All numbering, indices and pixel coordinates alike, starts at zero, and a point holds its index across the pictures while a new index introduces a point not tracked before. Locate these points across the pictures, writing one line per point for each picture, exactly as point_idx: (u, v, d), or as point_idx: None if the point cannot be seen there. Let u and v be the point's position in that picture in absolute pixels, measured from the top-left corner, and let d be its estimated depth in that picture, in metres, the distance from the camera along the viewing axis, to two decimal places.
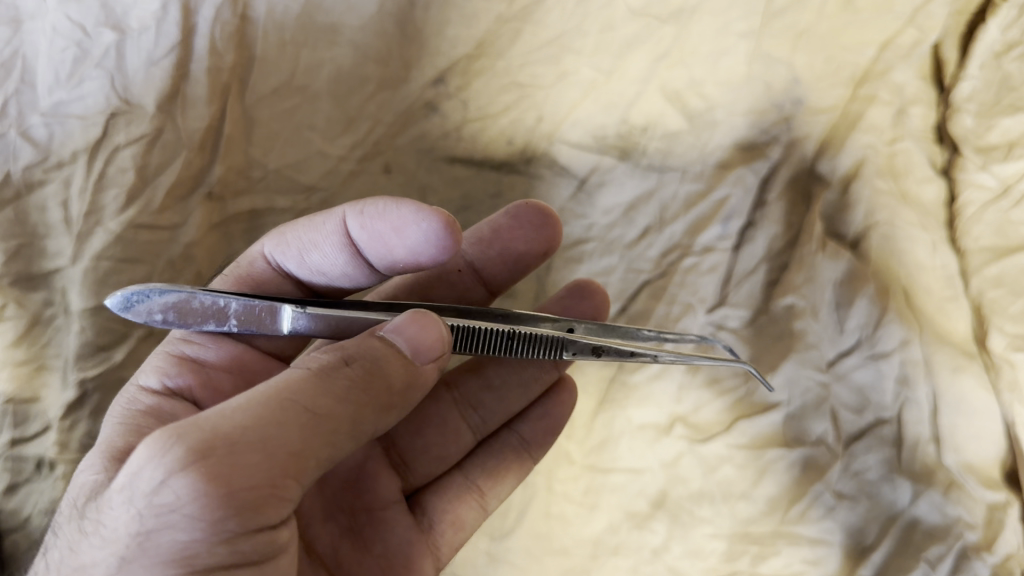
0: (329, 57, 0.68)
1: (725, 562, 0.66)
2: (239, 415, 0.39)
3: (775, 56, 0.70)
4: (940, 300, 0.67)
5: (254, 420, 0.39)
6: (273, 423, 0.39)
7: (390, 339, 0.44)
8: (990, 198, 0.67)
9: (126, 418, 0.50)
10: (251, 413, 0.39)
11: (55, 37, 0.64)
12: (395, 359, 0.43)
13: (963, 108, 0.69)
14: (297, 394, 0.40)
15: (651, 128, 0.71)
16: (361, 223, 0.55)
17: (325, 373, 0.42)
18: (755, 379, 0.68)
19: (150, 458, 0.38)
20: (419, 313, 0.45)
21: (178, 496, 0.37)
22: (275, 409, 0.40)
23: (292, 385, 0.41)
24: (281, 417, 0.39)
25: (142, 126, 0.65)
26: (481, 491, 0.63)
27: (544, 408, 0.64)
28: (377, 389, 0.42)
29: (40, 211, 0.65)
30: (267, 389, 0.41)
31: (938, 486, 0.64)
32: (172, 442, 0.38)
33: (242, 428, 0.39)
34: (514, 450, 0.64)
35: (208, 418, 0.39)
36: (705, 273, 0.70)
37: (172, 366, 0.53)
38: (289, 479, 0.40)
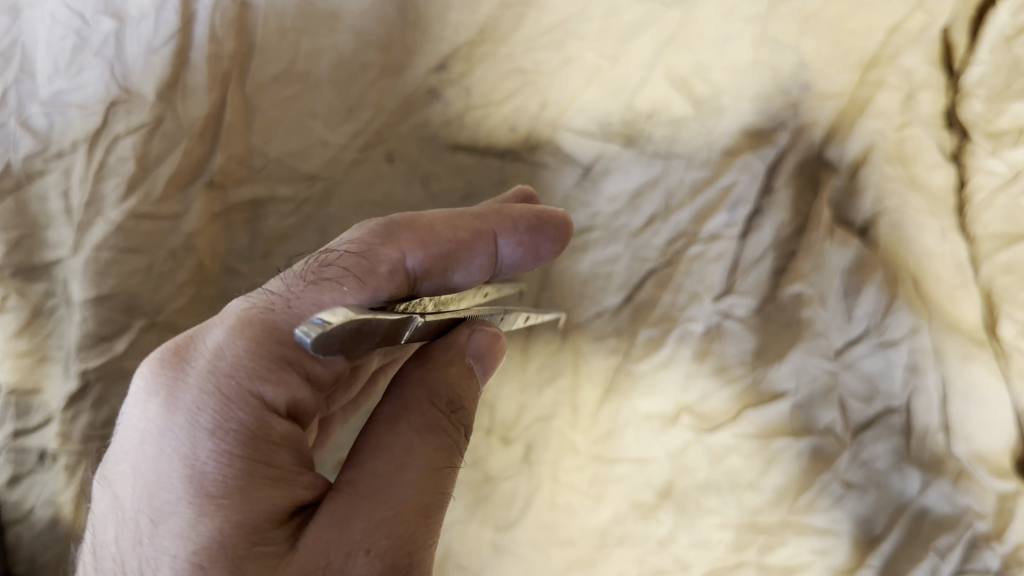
0: (330, 44, 0.68)
1: (731, 552, 0.66)
2: (422, 514, 0.44)
3: (782, 41, 0.69)
4: (949, 287, 0.66)
5: (434, 515, 0.44)
6: (440, 512, 0.45)
7: (476, 370, 0.48)
8: (1001, 183, 0.67)
9: (238, 447, 0.43)
10: (426, 511, 0.44)
11: (54, 25, 0.64)
12: (477, 391, 0.48)
13: (973, 93, 0.68)
14: (449, 475, 0.46)
15: (656, 114, 0.70)
16: (518, 240, 0.57)
17: (456, 444, 0.46)
18: (762, 367, 0.67)
19: (371, 574, 0.42)
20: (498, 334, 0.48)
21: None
22: (438, 493, 0.45)
23: (441, 466, 0.45)
24: (441, 504, 0.45)
25: (142, 115, 0.64)
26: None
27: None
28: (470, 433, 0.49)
29: (41, 202, 0.64)
30: (427, 474, 0.44)
31: (948, 475, 0.63)
32: (397, 564, 0.42)
33: (426, 527, 0.44)
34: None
35: (407, 526, 0.43)
36: (712, 261, 0.69)
37: (299, 386, 0.46)
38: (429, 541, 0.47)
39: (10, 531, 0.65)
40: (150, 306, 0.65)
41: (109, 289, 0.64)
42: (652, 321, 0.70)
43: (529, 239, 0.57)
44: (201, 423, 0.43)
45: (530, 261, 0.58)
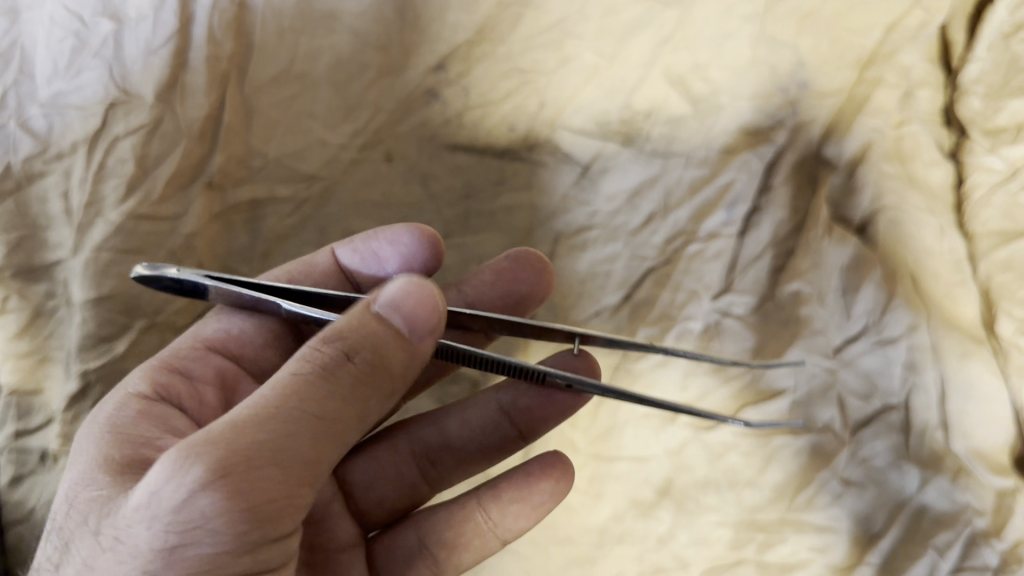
0: (328, 44, 0.68)
1: (730, 550, 0.65)
2: (252, 428, 0.40)
3: (780, 40, 0.69)
4: (947, 284, 0.66)
5: (273, 435, 0.40)
6: (287, 436, 0.40)
7: (385, 317, 0.43)
8: (999, 180, 0.67)
9: (113, 428, 0.48)
10: (263, 427, 0.40)
11: (53, 27, 0.64)
12: (396, 344, 0.43)
13: (971, 90, 0.68)
14: (308, 403, 0.41)
15: (655, 113, 0.70)
16: (351, 248, 0.61)
17: (329, 372, 0.42)
18: (761, 364, 0.68)
19: (172, 474, 0.38)
20: (414, 283, 0.44)
21: (207, 512, 0.38)
22: (282, 414, 0.40)
23: (298, 389, 0.41)
24: (292, 431, 0.40)
25: (140, 116, 0.64)
26: (434, 558, 0.60)
27: (520, 488, 0.58)
28: (378, 379, 0.43)
29: (41, 203, 0.64)
30: (273, 392, 0.41)
31: (947, 472, 0.63)
32: (189, 464, 0.38)
33: (262, 443, 0.40)
34: (541, 509, 0.59)
35: (221, 433, 0.39)
36: (710, 259, 0.70)
37: (162, 372, 0.55)
38: (303, 486, 0.42)
39: (11, 532, 0.64)
40: (150, 307, 0.65)
41: (109, 290, 0.64)
42: (651, 320, 0.70)
43: (363, 247, 0.61)
44: (92, 419, 0.50)
45: (376, 268, 0.61)
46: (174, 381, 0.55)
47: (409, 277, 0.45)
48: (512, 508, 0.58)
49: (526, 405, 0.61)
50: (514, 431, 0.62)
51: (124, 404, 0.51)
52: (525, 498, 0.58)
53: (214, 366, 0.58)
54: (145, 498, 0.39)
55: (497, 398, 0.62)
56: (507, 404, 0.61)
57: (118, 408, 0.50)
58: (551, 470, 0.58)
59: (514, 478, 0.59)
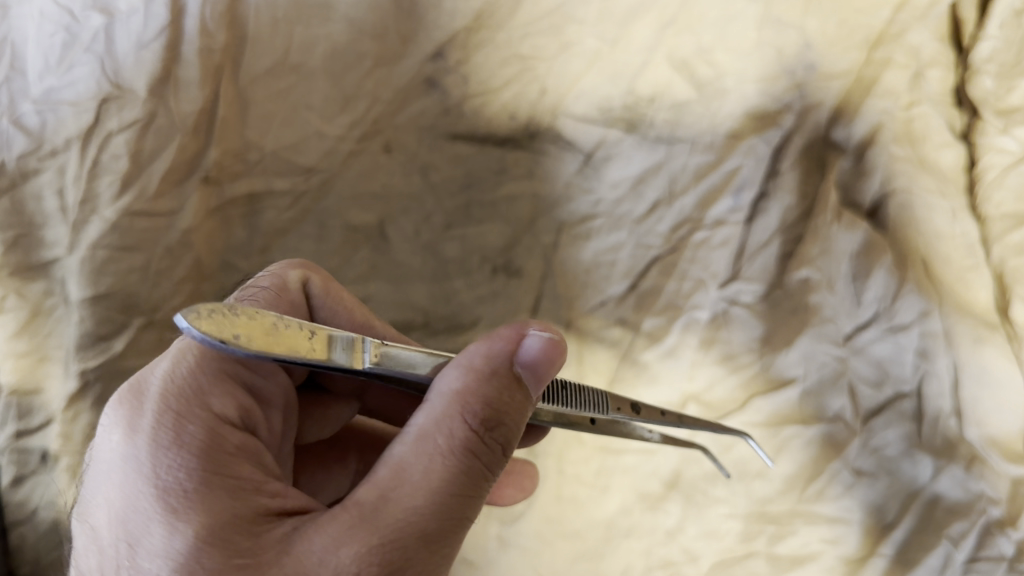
0: (324, 33, 0.67)
1: (741, 542, 0.64)
2: (439, 540, 0.39)
3: (786, 21, 0.68)
4: (960, 269, 0.64)
5: (451, 532, 0.40)
6: (459, 529, 0.40)
7: (526, 382, 0.43)
8: (1012, 162, 0.65)
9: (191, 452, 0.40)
10: (444, 533, 0.40)
11: (43, 22, 0.63)
12: (527, 409, 0.43)
13: (982, 70, 0.66)
14: (473, 493, 0.41)
15: (658, 99, 0.69)
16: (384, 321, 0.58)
17: (489, 466, 0.41)
18: (770, 354, 0.67)
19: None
20: (551, 341, 0.43)
21: None
22: (454, 518, 0.40)
23: (470, 487, 0.40)
24: (461, 525, 0.40)
25: (134, 111, 0.63)
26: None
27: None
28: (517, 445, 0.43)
29: (36, 201, 0.63)
30: (445, 490, 0.40)
31: (961, 461, 0.61)
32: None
33: (438, 543, 0.39)
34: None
35: (409, 540, 0.39)
36: (717, 247, 0.68)
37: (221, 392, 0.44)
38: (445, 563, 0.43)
39: (11, 533, 0.64)
40: (148, 304, 0.64)
41: (107, 287, 0.63)
42: (657, 309, 0.69)
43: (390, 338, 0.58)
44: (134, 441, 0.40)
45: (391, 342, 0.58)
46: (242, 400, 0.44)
47: (545, 332, 0.44)
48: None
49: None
50: None
51: (215, 434, 0.42)
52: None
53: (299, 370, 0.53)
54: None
55: None
56: None
57: (174, 440, 0.41)
58: None
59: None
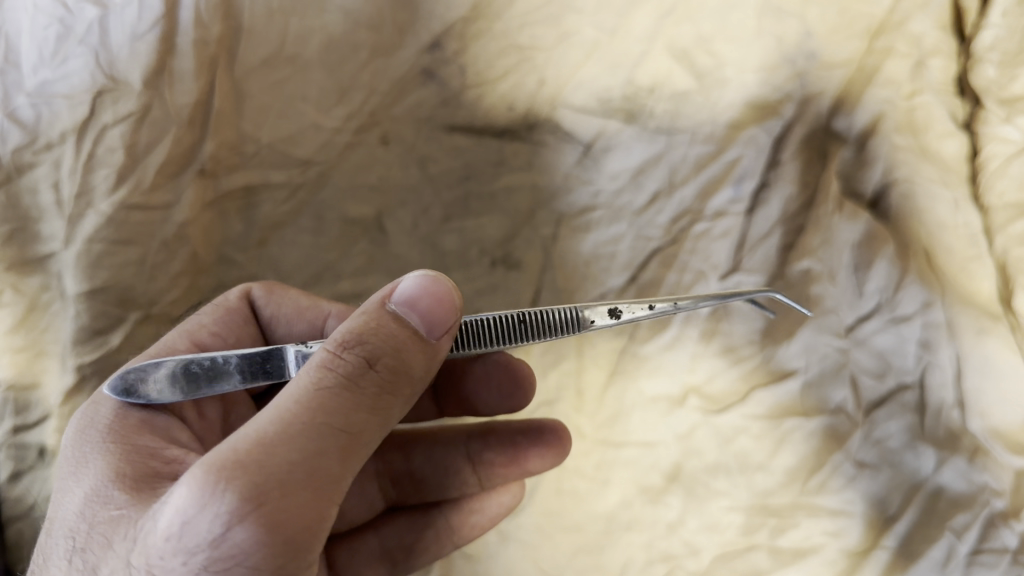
0: (320, 24, 0.66)
1: (742, 535, 0.63)
2: (294, 469, 0.38)
3: (786, 10, 0.68)
4: (962, 259, 0.64)
5: (301, 453, 0.38)
6: (316, 454, 0.39)
7: (403, 317, 0.42)
8: (1015, 151, 0.64)
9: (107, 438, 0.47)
10: (293, 444, 0.38)
11: (38, 14, 0.63)
12: (413, 344, 0.42)
13: (985, 58, 0.66)
14: (328, 413, 0.40)
15: (658, 89, 0.69)
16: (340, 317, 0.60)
17: (352, 383, 0.40)
18: (771, 346, 0.66)
19: (203, 506, 0.37)
20: (429, 278, 0.42)
21: (243, 545, 0.37)
22: (310, 441, 0.39)
23: (325, 405, 0.40)
24: (320, 449, 0.39)
25: (129, 104, 0.63)
26: (393, 562, 0.63)
27: (482, 499, 0.63)
28: (406, 377, 0.42)
29: (32, 194, 0.63)
30: (295, 410, 0.39)
31: (963, 453, 0.61)
32: (223, 487, 0.37)
33: (286, 465, 0.38)
34: (495, 519, 0.63)
35: (245, 452, 0.38)
36: (717, 238, 0.68)
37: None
38: (333, 502, 0.40)
39: (11, 529, 0.63)
40: (145, 298, 0.64)
41: (104, 281, 0.63)
42: None
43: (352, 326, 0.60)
44: (82, 429, 0.49)
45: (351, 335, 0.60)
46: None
47: (424, 272, 0.43)
48: (473, 517, 0.63)
49: (492, 459, 0.63)
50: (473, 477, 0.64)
51: (121, 414, 0.48)
52: (485, 508, 0.63)
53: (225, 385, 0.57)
54: (175, 527, 0.38)
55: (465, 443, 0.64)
56: (473, 449, 0.64)
57: (108, 423, 0.48)
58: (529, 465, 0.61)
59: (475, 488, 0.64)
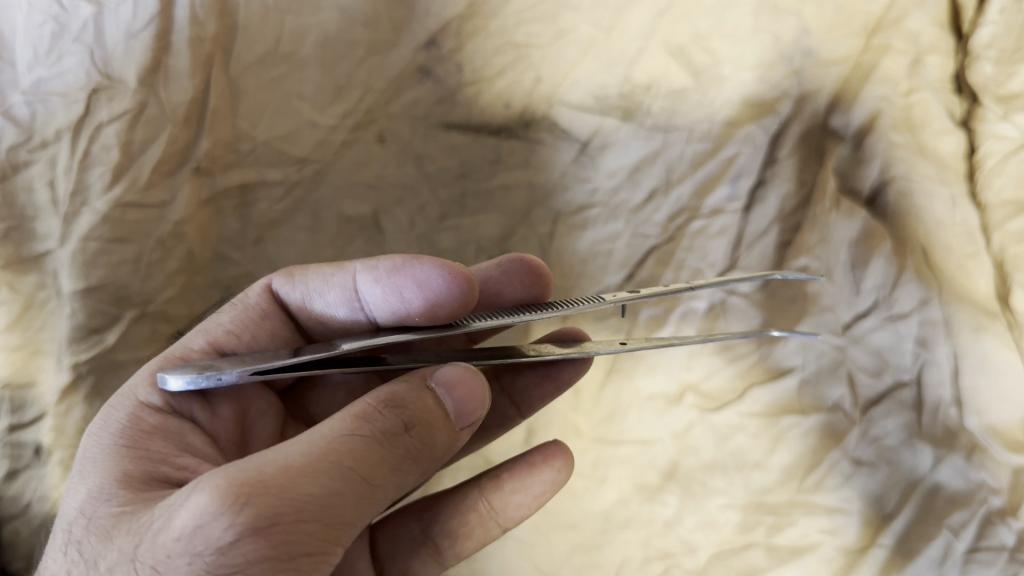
0: (315, 22, 0.66)
1: (739, 534, 0.63)
2: (314, 501, 0.38)
3: (783, 7, 0.68)
4: (959, 257, 0.64)
5: (322, 488, 0.38)
6: (335, 492, 0.39)
7: (440, 397, 0.43)
8: (1013, 148, 0.65)
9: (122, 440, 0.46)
10: (313, 478, 0.38)
11: (32, 12, 0.62)
12: (442, 422, 0.43)
13: (983, 55, 0.67)
14: (355, 460, 0.39)
15: (655, 86, 0.69)
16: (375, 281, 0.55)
17: (384, 439, 0.41)
18: (768, 344, 0.66)
19: (215, 515, 0.36)
20: (468, 372, 0.44)
21: (246, 561, 0.36)
22: (334, 478, 0.39)
23: (353, 450, 0.40)
24: (340, 488, 0.39)
25: (124, 102, 0.62)
26: (439, 549, 0.58)
27: (521, 479, 0.57)
28: (428, 451, 0.43)
29: (27, 192, 0.62)
30: (325, 447, 0.39)
31: (961, 450, 0.61)
32: (240, 502, 0.36)
33: (305, 496, 0.38)
34: (541, 499, 0.58)
35: (270, 474, 0.38)
36: (714, 236, 0.68)
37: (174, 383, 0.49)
38: (337, 547, 0.39)
39: (6, 527, 0.62)
40: (140, 296, 0.63)
41: (99, 280, 0.62)
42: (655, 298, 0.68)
43: (388, 280, 0.55)
44: (102, 428, 0.48)
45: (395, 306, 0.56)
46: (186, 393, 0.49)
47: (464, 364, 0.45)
48: (514, 498, 0.57)
49: (525, 382, 0.61)
50: (513, 409, 0.62)
51: (135, 416, 0.47)
52: (528, 488, 0.57)
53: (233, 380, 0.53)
54: (185, 530, 0.37)
55: (500, 382, 0.62)
56: (507, 383, 0.62)
57: (130, 424, 0.47)
58: (552, 459, 0.57)
59: (515, 466, 0.58)
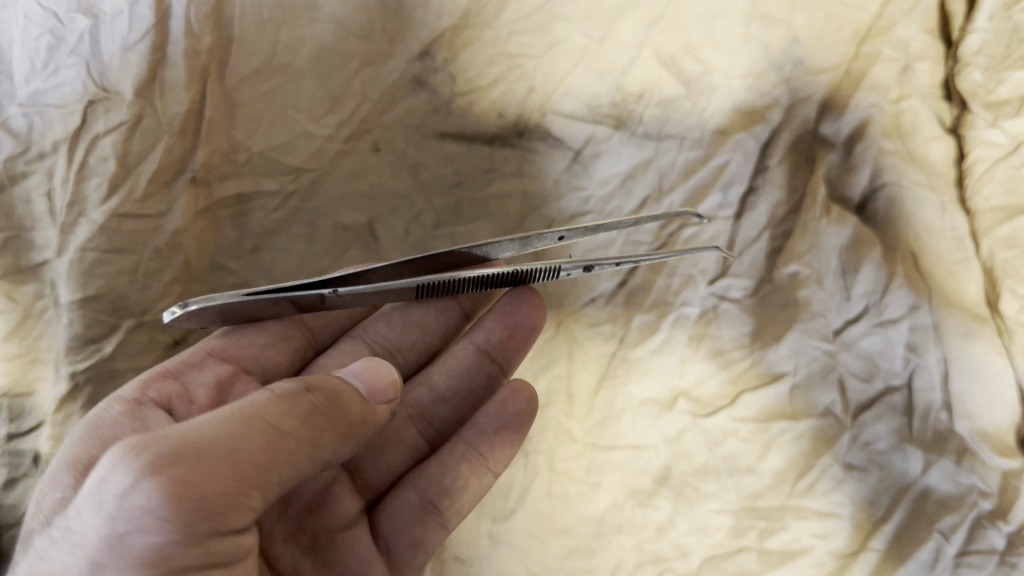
0: (311, 34, 0.67)
1: (732, 538, 0.63)
2: (223, 446, 0.41)
3: (773, 16, 0.69)
4: (949, 262, 0.65)
5: (227, 433, 0.41)
6: (243, 436, 0.41)
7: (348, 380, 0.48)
8: (1002, 154, 0.66)
9: (90, 429, 0.51)
10: (223, 427, 0.41)
11: (29, 25, 0.63)
12: (350, 392, 0.47)
13: (972, 62, 0.67)
14: (262, 413, 0.43)
15: (647, 95, 0.70)
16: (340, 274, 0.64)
17: (287, 398, 0.44)
18: (760, 349, 0.67)
19: (117, 464, 0.39)
20: (373, 362, 0.50)
21: (149, 499, 0.38)
22: (244, 428, 0.42)
23: (258, 407, 0.43)
24: (245, 433, 0.42)
25: (120, 114, 0.63)
26: (440, 511, 0.59)
27: (501, 419, 0.60)
28: (341, 413, 0.46)
29: (25, 203, 0.63)
30: (235, 408, 0.43)
31: (951, 455, 0.61)
32: (141, 451, 0.39)
33: (211, 442, 0.41)
34: (523, 434, 0.60)
35: (178, 430, 0.41)
36: (706, 242, 0.69)
37: (153, 381, 0.56)
38: (252, 487, 0.42)
39: (7, 535, 0.61)
40: (137, 305, 0.64)
41: (96, 290, 0.63)
42: (646, 306, 0.69)
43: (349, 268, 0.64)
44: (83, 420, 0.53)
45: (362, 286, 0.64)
46: (168, 387, 0.56)
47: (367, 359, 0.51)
48: (501, 439, 0.60)
49: (499, 338, 0.62)
50: (494, 368, 0.63)
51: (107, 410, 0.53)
52: (507, 426, 0.60)
53: (212, 376, 0.58)
54: (95, 485, 0.40)
55: (472, 342, 0.63)
56: (480, 343, 0.63)
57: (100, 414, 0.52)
58: (521, 392, 0.60)
59: (491, 409, 0.60)
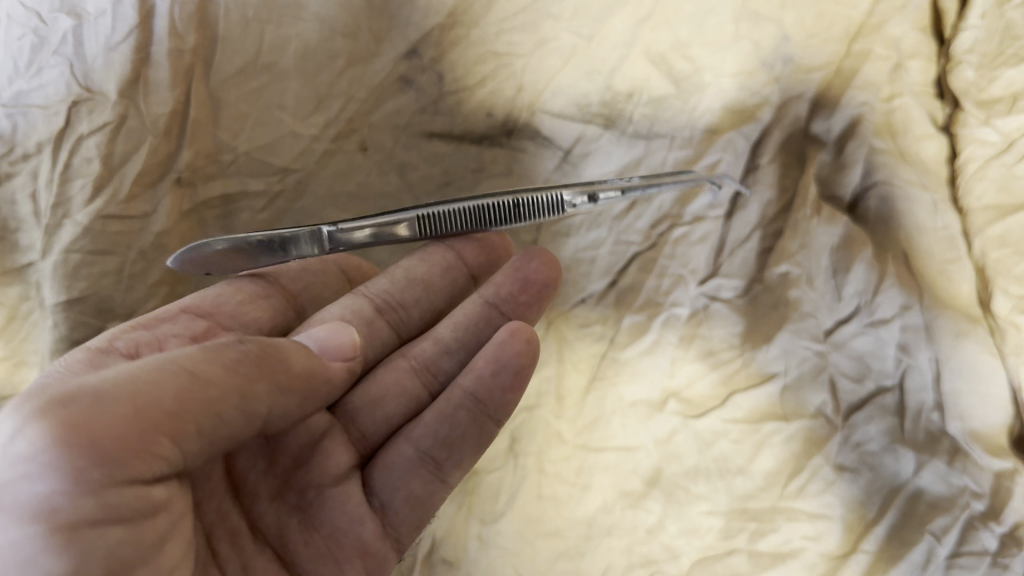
0: (295, 32, 0.66)
1: (722, 540, 0.63)
2: (130, 390, 0.40)
3: (763, 14, 0.68)
4: (941, 262, 0.65)
5: (136, 380, 0.40)
6: (152, 382, 0.40)
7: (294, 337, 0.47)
8: (994, 154, 0.65)
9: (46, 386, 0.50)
10: (132, 374, 0.41)
11: (11, 25, 0.62)
12: (288, 346, 0.46)
13: (964, 60, 0.66)
14: (179, 361, 0.42)
15: (637, 94, 0.69)
16: None
17: (216, 350, 0.43)
18: (750, 350, 0.66)
19: (10, 412, 0.39)
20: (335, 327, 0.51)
21: (34, 443, 0.38)
22: (157, 375, 0.41)
23: (180, 357, 0.42)
24: (156, 379, 0.41)
25: (104, 115, 0.62)
26: (437, 464, 0.57)
27: (499, 361, 0.55)
28: (274, 364, 0.44)
29: (10, 205, 0.63)
30: (154, 358, 0.42)
31: (942, 456, 0.61)
32: (32, 398, 0.39)
33: (114, 386, 0.40)
34: (523, 377, 0.56)
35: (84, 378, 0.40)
36: (696, 243, 0.68)
37: (123, 332, 0.54)
38: (163, 435, 0.40)
39: None
40: (123, 308, 0.64)
41: (80, 292, 0.63)
42: (636, 307, 0.68)
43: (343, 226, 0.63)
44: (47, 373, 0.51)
45: None
46: (138, 336, 0.54)
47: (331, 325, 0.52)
48: (500, 381, 0.55)
49: (509, 293, 0.60)
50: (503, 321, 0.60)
51: (70, 360, 0.51)
52: (505, 368, 0.55)
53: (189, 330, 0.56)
54: None
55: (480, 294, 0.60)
56: (489, 296, 0.60)
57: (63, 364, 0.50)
58: (521, 332, 0.55)
59: (488, 351, 0.56)
